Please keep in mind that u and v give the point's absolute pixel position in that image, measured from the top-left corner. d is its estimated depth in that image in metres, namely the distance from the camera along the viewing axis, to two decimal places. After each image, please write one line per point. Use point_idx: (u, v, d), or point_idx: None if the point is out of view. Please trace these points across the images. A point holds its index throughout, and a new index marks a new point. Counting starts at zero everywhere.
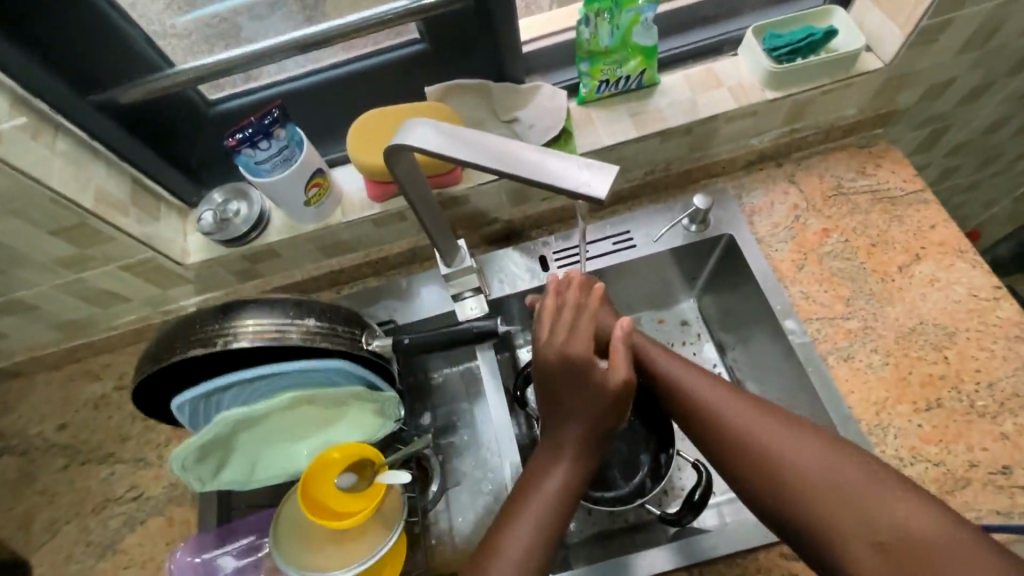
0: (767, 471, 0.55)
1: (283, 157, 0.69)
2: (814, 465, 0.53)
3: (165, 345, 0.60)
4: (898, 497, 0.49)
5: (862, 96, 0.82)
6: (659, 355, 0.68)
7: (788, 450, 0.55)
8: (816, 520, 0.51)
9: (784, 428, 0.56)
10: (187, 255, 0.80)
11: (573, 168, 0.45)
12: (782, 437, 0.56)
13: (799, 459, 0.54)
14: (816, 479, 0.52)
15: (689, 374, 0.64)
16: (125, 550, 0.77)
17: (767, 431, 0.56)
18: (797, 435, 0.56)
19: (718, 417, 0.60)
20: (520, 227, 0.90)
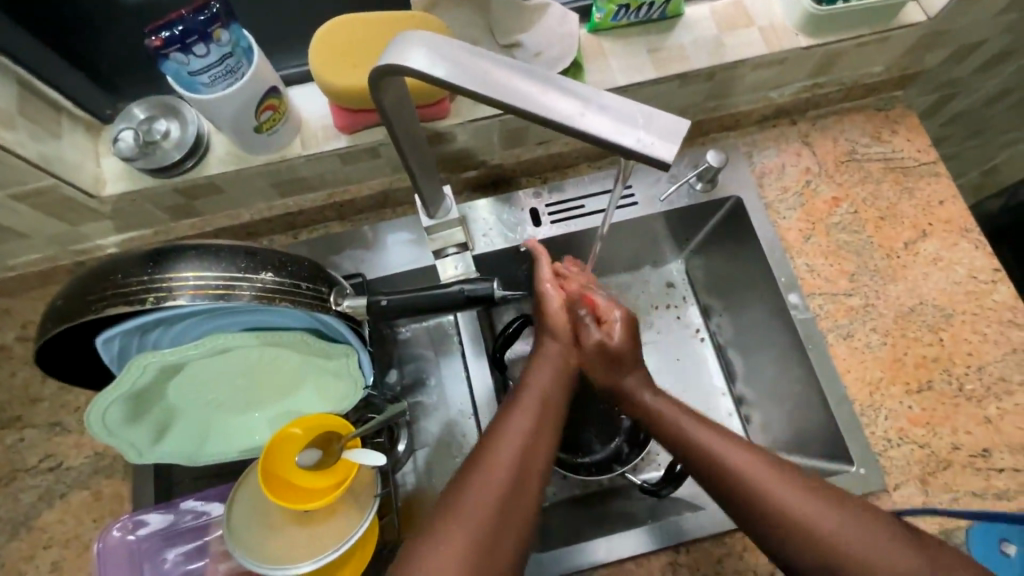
0: (821, 561, 0.48)
1: (226, 69, 0.55)
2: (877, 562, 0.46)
3: (74, 300, 0.47)
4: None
5: (893, 52, 0.76)
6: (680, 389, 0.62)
7: (846, 544, 0.47)
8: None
9: (842, 519, 0.48)
10: (101, 184, 0.65)
11: (630, 120, 0.36)
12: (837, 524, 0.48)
13: (860, 550, 0.47)
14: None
15: (697, 426, 0.58)
16: (43, 527, 0.67)
17: (822, 521, 0.49)
18: (852, 521, 0.48)
19: (754, 492, 0.51)
20: (511, 173, 0.79)
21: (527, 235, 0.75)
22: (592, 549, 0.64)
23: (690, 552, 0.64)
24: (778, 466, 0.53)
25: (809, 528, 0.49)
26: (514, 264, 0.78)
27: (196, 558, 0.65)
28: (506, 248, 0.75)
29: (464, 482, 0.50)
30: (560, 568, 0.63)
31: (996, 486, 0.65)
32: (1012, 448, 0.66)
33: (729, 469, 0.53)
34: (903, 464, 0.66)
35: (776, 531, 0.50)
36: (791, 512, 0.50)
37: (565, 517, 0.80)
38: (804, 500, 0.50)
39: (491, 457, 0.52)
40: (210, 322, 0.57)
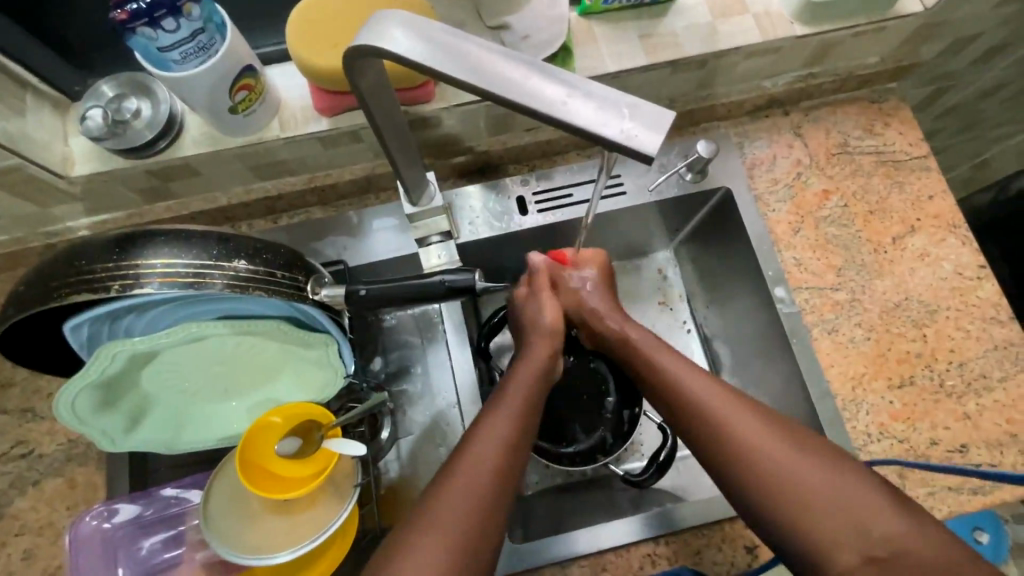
0: (758, 479, 0.50)
1: (198, 45, 0.52)
2: (809, 481, 0.48)
3: (36, 287, 0.46)
4: (891, 517, 0.46)
5: (889, 43, 0.74)
6: (658, 351, 0.61)
7: (783, 464, 0.49)
8: (808, 535, 0.47)
9: (782, 439, 0.51)
10: (70, 164, 0.63)
11: (614, 108, 0.35)
12: (777, 446, 0.50)
13: (796, 469, 0.49)
14: (803, 491, 0.48)
15: (661, 353, 0.61)
16: (16, 515, 0.65)
17: (763, 440, 0.51)
18: (792, 445, 0.50)
19: (697, 409, 0.54)
20: (498, 159, 0.78)
21: (514, 224, 0.74)
22: (572, 540, 0.64)
23: (670, 543, 0.65)
24: (730, 390, 0.55)
25: (751, 446, 0.51)
26: (500, 252, 0.77)
27: (173, 547, 0.64)
28: (491, 237, 0.74)
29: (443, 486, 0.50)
30: (540, 558, 0.64)
31: (972, 481, 0.65)
32: (989, 443, 0.66)
33: (696, 416, 0.54)
34: (883, 459, 0.66)
35: (719, 449, 0.52)
36: (735, 431, 0.52)
37: (548, 507, 0.80)
38: (750, 420, 0.52)
39: (469, 460, 0.51)
40: (185, 308, 0.55)
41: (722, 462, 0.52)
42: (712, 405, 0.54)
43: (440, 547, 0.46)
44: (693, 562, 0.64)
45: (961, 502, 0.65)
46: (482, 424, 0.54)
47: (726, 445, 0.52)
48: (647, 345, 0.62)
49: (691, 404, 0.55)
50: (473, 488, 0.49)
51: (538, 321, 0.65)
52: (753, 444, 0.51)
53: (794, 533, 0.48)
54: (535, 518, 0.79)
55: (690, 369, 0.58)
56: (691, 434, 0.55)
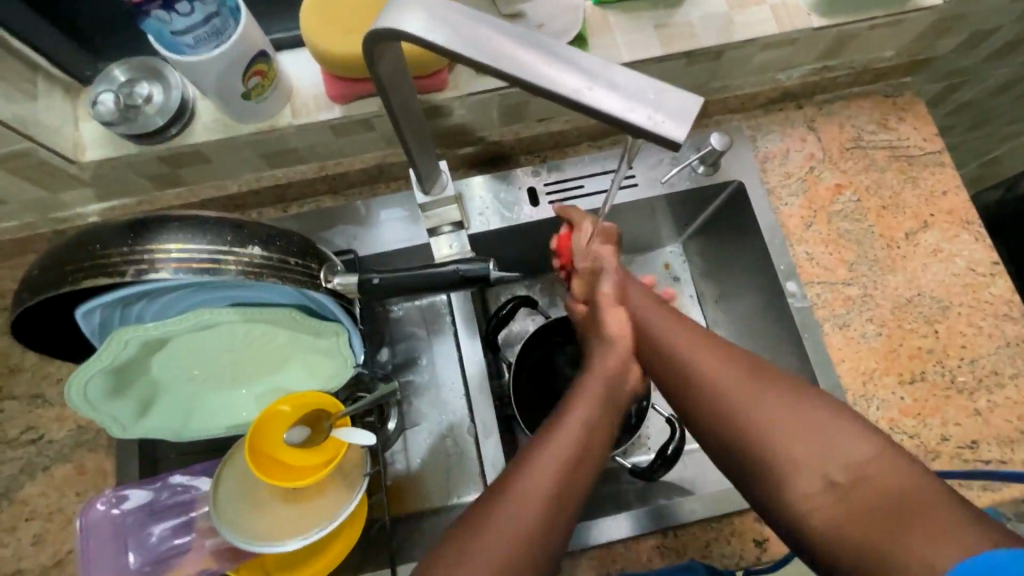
0: (728, 417, 0.49)
1: (212, 29, 0.52)
2: (766, 409, 0.47)
3: (50, 271, 0.45)
4: (847, 439, 0.45)
5: (905, 36, 0.73)
6: (642, 303, 0.60)
7: (740, 395, 0.49)
8: (764, 462, 0.46)
9: (741, 373, 0.50)
10: (81, 149, 0.62)
11: (639, 95, 0.34)
12: (735, 379, 0.50)
13: (764, 406, 0.48)
14: (769, 423, 0.47)
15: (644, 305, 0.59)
16: (26, 500, 0.66)
17: (722, 373, 0.51)
18: (751, 376, 0.50)
19: (672, 356, 0.54)
20: (510, 150, 0.77)
21: (524, 215, 0.73)
22: (581, 532, 0.64)
23: (678, 536, 0.65)
24: (696, 331, 0.55)
25: (710, 382, 0.51)
26: (511, 243, 0.77)
27: (183, 534, 0.64)
28: (502, 228, 0.73)
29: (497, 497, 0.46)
30: None
31: (982, 477, 0.65)
32: (1000, 440, 0.66)
33: (672, 362, 0.54)
34: None
35: (685, 386, 0.52)
36: (695, 367, 0.52)
37: None
38: (711, 357, 0.52)
39: (527, 474, 0.46)
40: (196, 295, 0.55)
41: (684, 399, 0.52)
42: (677, 345, 0.54)
43: (483, 573, 0.42)
44: (702, 555, 0.64)
45: (971, 498, 0.64)
46: (543, 444, 0.49)
47: (688, 381, 0.52)
48: (682, 339, 0.55)
49: (667, 350, 0.55)
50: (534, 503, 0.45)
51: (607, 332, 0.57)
52: (713, 379, 0.51)
53: (753, 461, 0.47)
54: None
55: (663, 314, 0.58)
56: (659, 376, 0.55)
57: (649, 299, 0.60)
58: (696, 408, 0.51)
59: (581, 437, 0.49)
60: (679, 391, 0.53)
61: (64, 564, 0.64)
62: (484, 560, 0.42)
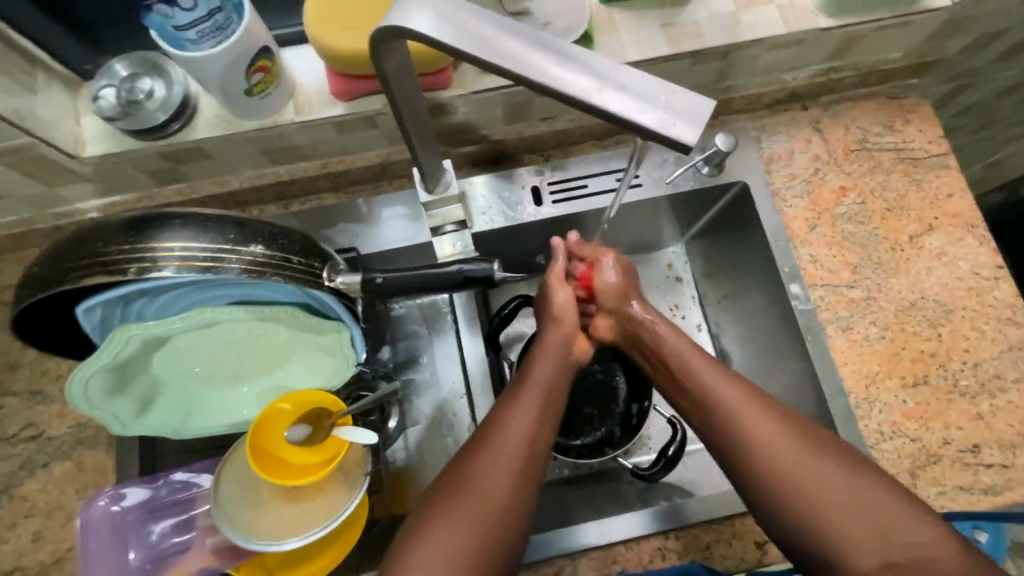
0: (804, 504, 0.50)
1: (214, 25, 0.52)
2: (836, 492, 0.49)
3: (50, 269, 0.45)
4: (913, 525, 0.48)
5: (913, 37, 0.73)
6: (692, 358, 0.59)
7: (813, 477, 0.50)
8: (835, 545, 0.48)
9: (813, 456, 0.51)
10: (81, 145, 0.62)
11: (650, 97, 0.34)
12: (808, 460, 0.51)
13: (838, 494, 0.49)
14: (839, 510, 0.49)
15: (697, 364, 0.59)
16: (25, 497, 0.65)
17: (794, 454, 0.51)
18: (824, 458, 0.51)
19: (738, 431, 0.54)
20: (514, 149, 0.77)
21: (527, 215, 0.73)
22: (582, 533, 0.64)
23: (679, 538, 0.65)
24: (762, 404, 0.54)
25: (782, 462, 0.51)
26: (513, 243, 0.76)
27: (183, 531, 0.64)
28: (505, 228, 0.73)
29: (462, 478, 0.51)
30: (549, 550, 0.64)
31: (983, 481, 0.65)
32: (1002, 444, 0.66)
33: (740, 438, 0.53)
34: (894, 458, 0.66)
35: (752, 465, 0.52)
36: (767, 449, 0.52)
37: (555, 498, 0.80)
38: (783, 437, 0.52)
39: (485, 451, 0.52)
40: (199, 293, 0.54)
41: (750, 475, 0.52)
42: (739, 415, 0.54)
43: (472, 520, 0.49)
44: (703, 557, 0.64)
45: (972, 502, 0.64)
46: (509, 405, 0.56)
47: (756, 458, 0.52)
48: (666, 333, 0.62)
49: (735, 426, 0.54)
50: (494, 483, 0.51)
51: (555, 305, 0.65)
52: (787, 461, 0.51)
53: (822, 543, 0.49)
54: (543, 508, 0.79)
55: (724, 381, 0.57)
56: (722, 451, 0.54)
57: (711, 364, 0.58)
58: (764, 486, 0.52)
59: (539, 397, 0.57)
60: (744, 467, 0.53)
61: (63, 561, 0.64)
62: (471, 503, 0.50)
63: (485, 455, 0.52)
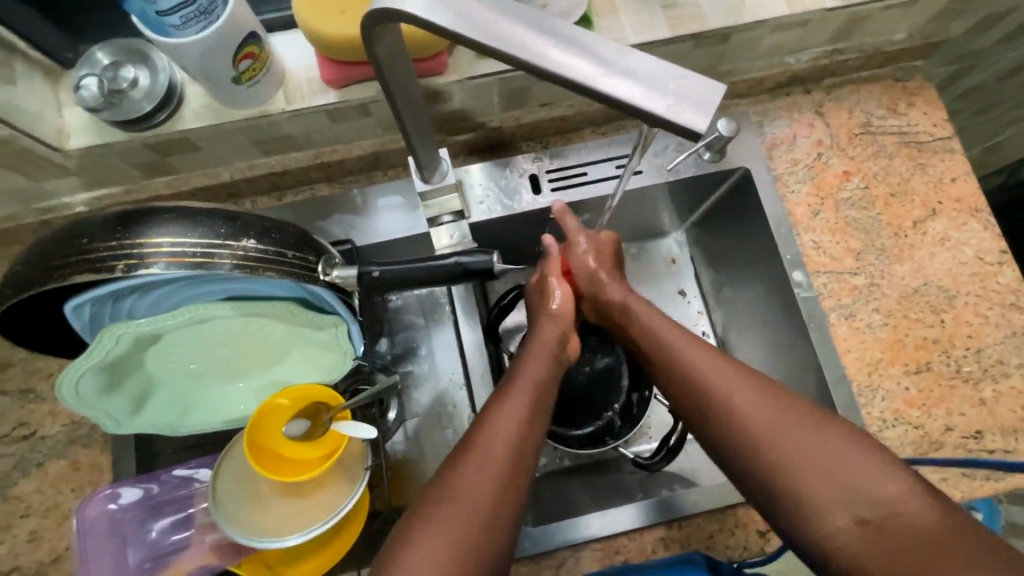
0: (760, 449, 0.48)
1: (198, 9, 0.49)
2: (770, 412, 0.49)
3: (35, 267, 0.43)
4: (853, 453, 0.46)
5: (919, 16, 0.71)
6: (665, 329, 0.59)
7: (749, 404, 0.50)
8: (768, 464, 0.48)
9: (756, 387, 0.51)
10: (64, 137, 0.60)
11: (656, 81, 0.33)
12: (746, 390, 0.51)
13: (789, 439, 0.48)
14: (794, 454, 0.47)
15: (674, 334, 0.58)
16: (21, 497, 0.65)
17: (742, 392, 0.51)
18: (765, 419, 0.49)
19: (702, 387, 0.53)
20: (511, 137, 0.75)
21: (526, 203, 0.72)
22: (585, 525, 0.64)
23: (682, 527, 0.65)
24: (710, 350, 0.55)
25: (720, 388, 0.52)
26: (512, 231, 0.75)
27: (182, 530, 0.63)
28: (503, 217, 0.72)
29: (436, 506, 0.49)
30: (553, 542, 0.64)
31: (985, 467, 0.65)
32: (1004, 430, 0.66)
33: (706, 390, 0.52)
34: (897, 445, 0.66)
35: (722, 428, 0.51)
36: (727, 401, 0.51)
37: (556, 489, 0.80)
38: (746, 392, 0.51)
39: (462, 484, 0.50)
40: (193, 287, 0.53)
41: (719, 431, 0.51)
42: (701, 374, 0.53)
43: (454, 531, 0.48)
44: (706, 546, 0.64)
45: (974, 488, 0.64)
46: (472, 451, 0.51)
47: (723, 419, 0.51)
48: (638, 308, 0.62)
49: (700, 385, 0.53)
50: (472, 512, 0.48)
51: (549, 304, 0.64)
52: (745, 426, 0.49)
53: (757, 458, 0.48)
54: (544, 500, 0.79)
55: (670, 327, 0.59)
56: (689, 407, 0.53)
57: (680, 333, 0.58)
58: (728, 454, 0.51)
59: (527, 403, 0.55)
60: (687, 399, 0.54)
61: (61, 561, 0.63)
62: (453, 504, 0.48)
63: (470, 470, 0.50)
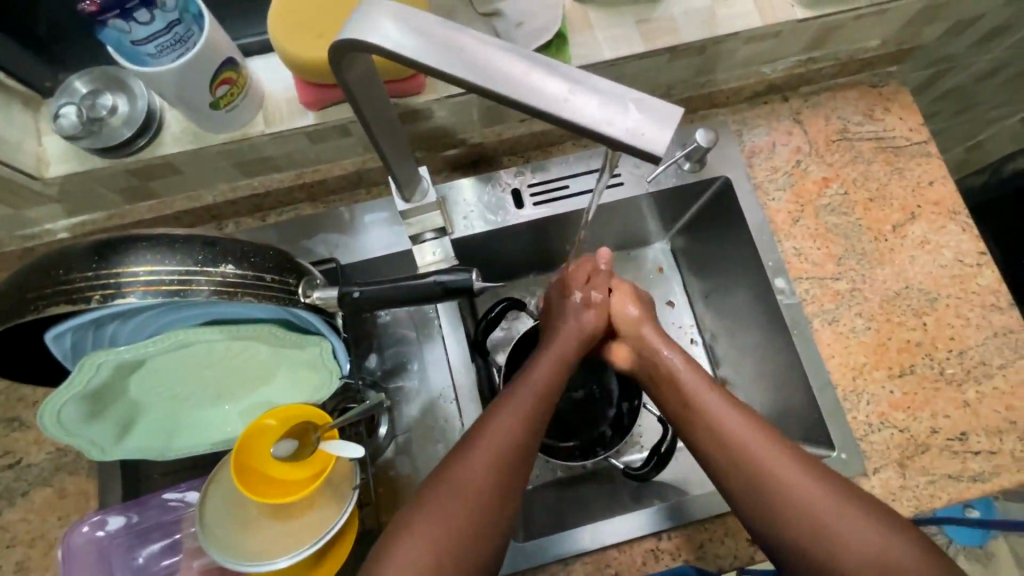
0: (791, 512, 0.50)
1: (174, 37, 0.49)
2: (808, 482, 0.51)
3: (12, 298, 0.43)
4: (887, 531, 0.48)
5: (890, 25, 0.73)
6: (706, 392, 0.58)
7: (789, 474, 0.51)
8: (798, 527, 0.50)
9: (799, 460, 0.52)
10: (44, 166, 0.60)
11: (618, 104, 0.33)
12: (788, 462, 0.52)
13: (823, 511, 0.49)
14: (826, 523, 0.49)
15: (702, 391, 0.58)
16: (6, 526, 0.64)
17: (783, 463, 0.52)
18: (800, 488, 0.50)
19: (740, 450, 0.54)
20: (493, 152, 0.75)
21: (509, 218, 0.72)
22: (575, 538, 0.64)
23: (672, 538, 0.65)
24: (754, 417, 0.56)
25: (760, 455, 0.53)
26: (496, 246, 0.75)
27: (169, 556, 0.63)
28: (487, 232, 0.72)
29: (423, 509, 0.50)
30: (542, 556, 0.64)
31: (972, 468, 0.65)
32: (988, 430, 0.66)
33: (742, 452, 0.54)
34: (883, 449, 0.66)
35: (757, 490, 0.52)
36: (764, 466, 0.52)
37: (549, 501, 0.80)
38: (785, 462, 0.52)
39: (449, 495, 0.50)
40: (177, 312, 0.53)
41: (752, 494, 0.52)
42: (738, 437, 0.54)
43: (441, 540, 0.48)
44: (697, 556, 0.64)
45: (961, 490, 0.65)
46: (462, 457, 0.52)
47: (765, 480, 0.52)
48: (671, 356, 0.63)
49: (739, 450, 0.54)
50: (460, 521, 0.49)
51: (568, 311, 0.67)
52: (783, 492, 0.51)
53: (793, 522, 0.50)
54: (536, 513, 0.78)
55: (714, 391, 0.58)
56: (721, 465, 0.55)
57: (721, 393, 0.58)
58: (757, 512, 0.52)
59: (531, 406, 0.56)
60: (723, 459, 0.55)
61: None
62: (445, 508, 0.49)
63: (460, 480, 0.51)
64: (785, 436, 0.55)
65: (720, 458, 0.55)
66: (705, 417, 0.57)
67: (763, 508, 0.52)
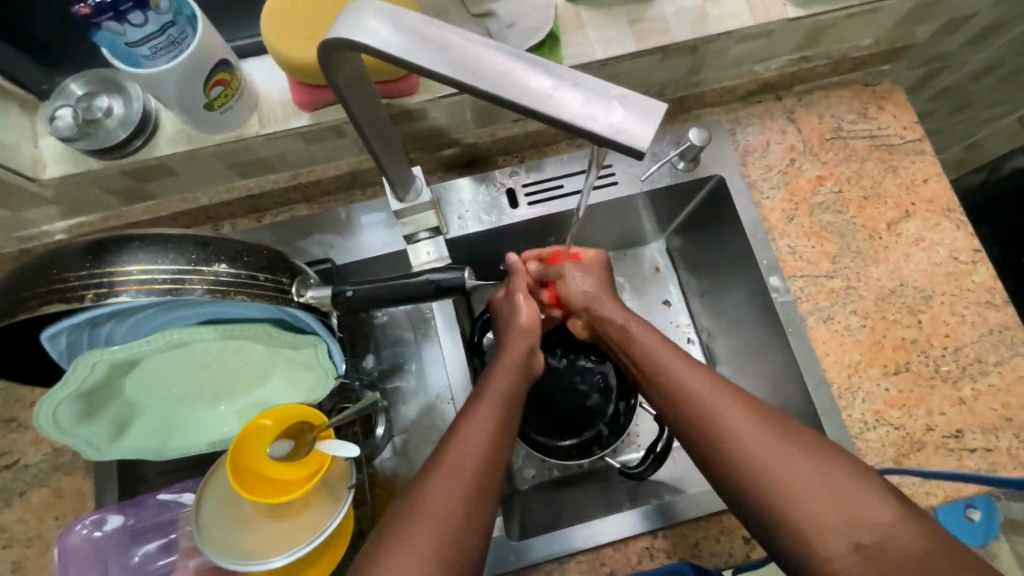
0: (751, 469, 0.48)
1: (168, 39, 0.50)
2: (768, 435, 0.49)
3: (8, 297, 0.44)
4: (851, 482, 0.46)
5: (883, 24, 0.73)
6: (666, 354, 0.57)
7: (748, 428, 0.49)
8: (759, 483, 0.47)
9: (758, 414, 0.50)
10: (40, 167, 0.60)
11: (603, 101, 0.33)
12: (748, 417, 0.50)
13: (783, 464, 0.47)
14: (788, 477, 0.47)
15: (662, 354, 0.57)
16: (4, 526, 0.64)
17: (742, 418, 0.50)
18: (760, 441, 0.49)
19: (699, 407, 0.52)
20: (487, 152, 0.76)
21: (504, 217, 0.72)
22: (570, 536, 0.64)
23: (667, 536, 0.65)
24: (713, 375, 0.54)
25: (720, 412, 0.51)
26: (490, 246, 0.76)
27: (165, 556, 0.63)
28: (481, 232, 0.72)
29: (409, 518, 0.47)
30: (537, 555, 0.64)
31: (967, 465, 0.65)
32: (984, 428, 0.66)
33: (701, 410, 0.52)
34: (879, 446, 0.66)
35: (717, 446, 0.50)
36: (723, 422, 0.50)
37: (545, 500, 0.80)
38: (745, 418, 0.50)
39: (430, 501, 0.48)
40: (171, 312, 0.53)
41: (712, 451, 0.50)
42: (698, 395, 0.53)
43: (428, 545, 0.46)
44: (691, 554, 0.64)
45: (957, 487, 0.65)
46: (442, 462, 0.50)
47: (753, 488, 0.48)
48: (630, 326, 0.62)
49: (699, 408, 0.52)
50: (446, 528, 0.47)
51: (515, 317, 0.65)
52: (742, 446, 0.49)
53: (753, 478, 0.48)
54: (533, 512, 0.78)
55: (674, 354, 0.57)
56: (683, 426, 0.53)
57: (679, 354, 0.57)
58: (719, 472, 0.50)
59: (496, 413, 0.55)
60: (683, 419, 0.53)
61: None
62: (416, 538, 0.46)
63: (441, 480, 0.49)
64: (744, 390, 0.53)
65: (682, 419, 0.53)
66: (666, 379, 0.55)
67: (725, 467, 0.49)
